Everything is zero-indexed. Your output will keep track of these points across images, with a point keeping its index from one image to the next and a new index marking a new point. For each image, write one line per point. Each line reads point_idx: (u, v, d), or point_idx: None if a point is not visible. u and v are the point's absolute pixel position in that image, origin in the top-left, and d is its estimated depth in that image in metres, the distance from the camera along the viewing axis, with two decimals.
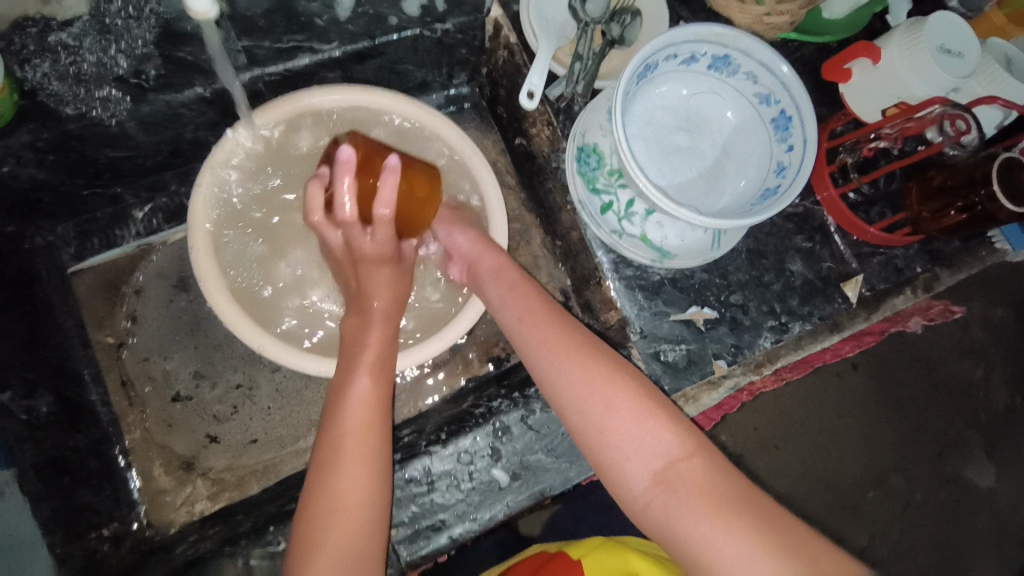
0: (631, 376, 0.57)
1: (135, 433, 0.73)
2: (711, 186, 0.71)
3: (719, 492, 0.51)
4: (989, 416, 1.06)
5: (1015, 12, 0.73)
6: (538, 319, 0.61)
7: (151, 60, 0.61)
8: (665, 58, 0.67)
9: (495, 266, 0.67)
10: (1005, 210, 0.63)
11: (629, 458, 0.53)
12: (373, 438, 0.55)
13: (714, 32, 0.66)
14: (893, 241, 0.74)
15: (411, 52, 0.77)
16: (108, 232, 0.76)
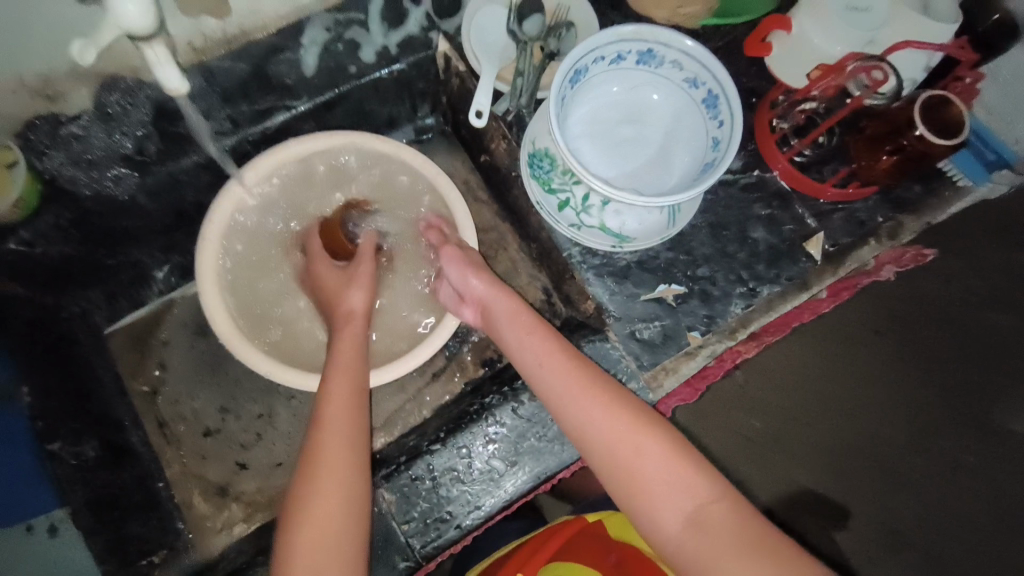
0: (653, 422, 0.60)
1: (174, 468, 0.81)
2: (660, 170, 0.76)
3: (755, 537, 0.53)
4: None
5: None
6: (560, 363, 0.64)
7: (150, 138, 0.72)
8: (592, 61, 0.72)
9: (509, 308, 0.70)
10: (938, 145, 0.67)
11: (661, 501, 0.56)
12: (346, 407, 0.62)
13: (634, 31, 0.71)
14: (850, 195, 0.79)
15: (374, 94, 0.86)
16: (133, 293, 0.86)
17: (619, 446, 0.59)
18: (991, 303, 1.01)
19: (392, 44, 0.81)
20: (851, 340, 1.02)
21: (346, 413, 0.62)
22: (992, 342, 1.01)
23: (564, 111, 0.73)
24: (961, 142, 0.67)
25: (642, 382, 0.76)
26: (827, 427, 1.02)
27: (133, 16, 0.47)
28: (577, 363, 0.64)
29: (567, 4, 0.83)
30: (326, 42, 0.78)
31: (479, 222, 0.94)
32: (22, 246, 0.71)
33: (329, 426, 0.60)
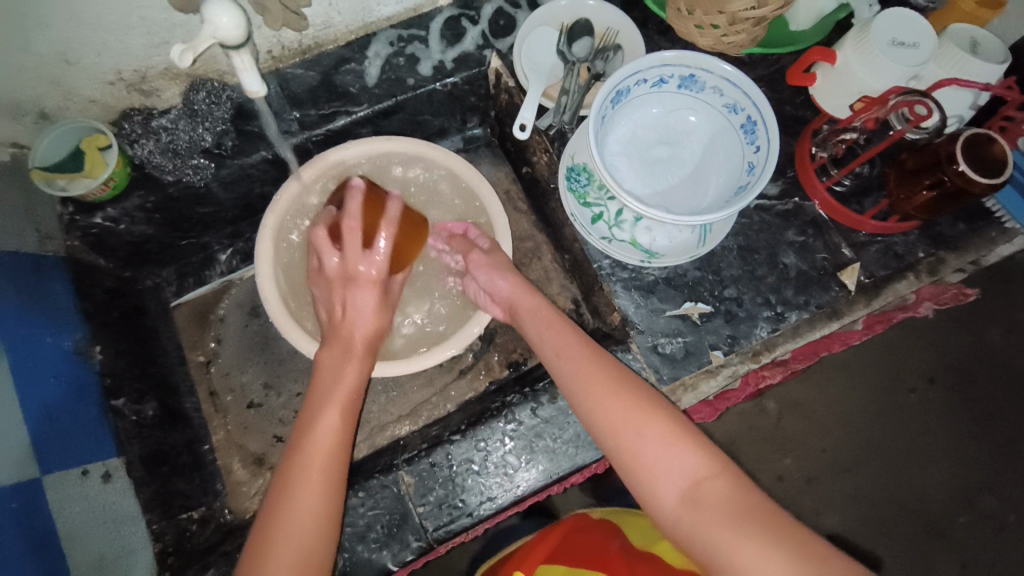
0: (655, 407, 0.62)
1: (219, 434, 0.88)
2: (694, 191, 0.79)
3: (746, 509, 0.56)
4: None
5: None
6: (572, 351, 0.68)
7: (228, 135, 0.81)
8: (635, 83, 0.76)
9: (531, 305, 0.74)
10: (977, 183, 0.66)
11: (659, 479, 0.58)
12: (321, 472, 0.61)
13: (677, 57, 0.74)
14: (890, 228, 0.78)
15: (428, 105, 0.91)
16: (199, 272, 0.95)
17: (620, 430, 0.61)
18: None
19: (449, 59, 0.87)
20: (913, 394, 1.09)
21: (328, 447, 0.63)
22: None
23: (605, 129, 0.77)
24: (1002, 182, 0.66)
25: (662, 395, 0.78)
26: (876, 477, 1.08)
27: (228, 26, 0.55)
28: (588, 353, 0.67)
29: (616, 27, 0.87)
30: (389, 56, 0.86)
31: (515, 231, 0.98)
32: (110, 222, 0.81)
33: (309, 452, 0.62)
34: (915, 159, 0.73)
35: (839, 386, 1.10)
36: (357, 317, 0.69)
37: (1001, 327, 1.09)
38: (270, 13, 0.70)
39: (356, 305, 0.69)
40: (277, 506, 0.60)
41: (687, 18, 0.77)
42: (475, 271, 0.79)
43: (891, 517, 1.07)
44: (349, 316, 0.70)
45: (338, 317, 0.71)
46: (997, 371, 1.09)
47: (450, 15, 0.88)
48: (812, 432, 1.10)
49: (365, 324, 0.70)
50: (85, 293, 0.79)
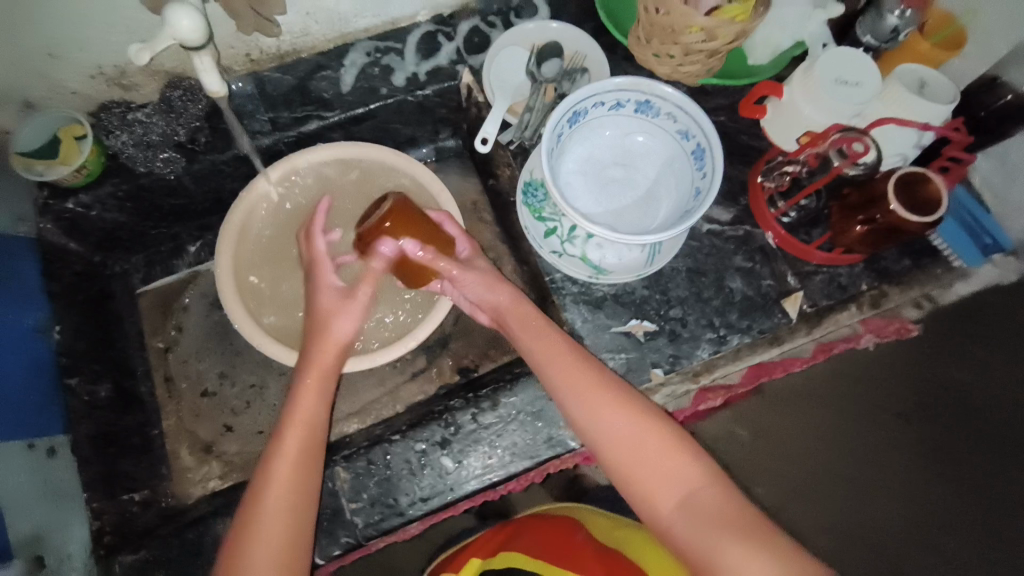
0: (653, 417, 0.65)
1: (170, 420, 0.90)
2: (646, 213, 0.81)
3: (738, 513, 0.59)
4: None
5: (939, 42, 0.79)
6: (568, 367, 0.68)
7: (202, 131, 0.85)
8: (592, 105, 0.78)
9: (516, 310, 0.73)
10: (910, 221, 0.68)
11: (657, 488, 0.62)
12: (289, 496, 0.62)
13: (632, 82, 0.77)
14: (834, 259, 0.81)
15: (398, 114, 0.95)
16: (167, 262, 0.97)
17: (619, 442, 0.64)
18: None
19: (421, 72, 0.91)
20: None
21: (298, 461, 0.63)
22: None
23: (560, 147, 0.79)
24: (934, 221, 0.68)
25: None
26: None
27: (186, 27, 0.58)
28: (584, 366, 0.68)
29: (583, 52, 0.90)
30: (364, 65, 0.90)
31: (477, 241, 1.01)
32: (81, 208, 0.83)
33: (280, 464, 0.62)
34: (855, 195, 0.75)
35: (810, 420, 1.00)
36: (335, 327, 0.71)
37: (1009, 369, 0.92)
38: (242, 19, 0.73)
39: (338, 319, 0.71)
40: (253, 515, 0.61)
41: (645, 47, 0.79)
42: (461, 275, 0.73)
43: None
44: (328, 322, 0.71)
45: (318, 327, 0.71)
46: None
47: (427, 29, 0.91)
48: None
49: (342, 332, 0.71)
50: (54, 275, 0.82)
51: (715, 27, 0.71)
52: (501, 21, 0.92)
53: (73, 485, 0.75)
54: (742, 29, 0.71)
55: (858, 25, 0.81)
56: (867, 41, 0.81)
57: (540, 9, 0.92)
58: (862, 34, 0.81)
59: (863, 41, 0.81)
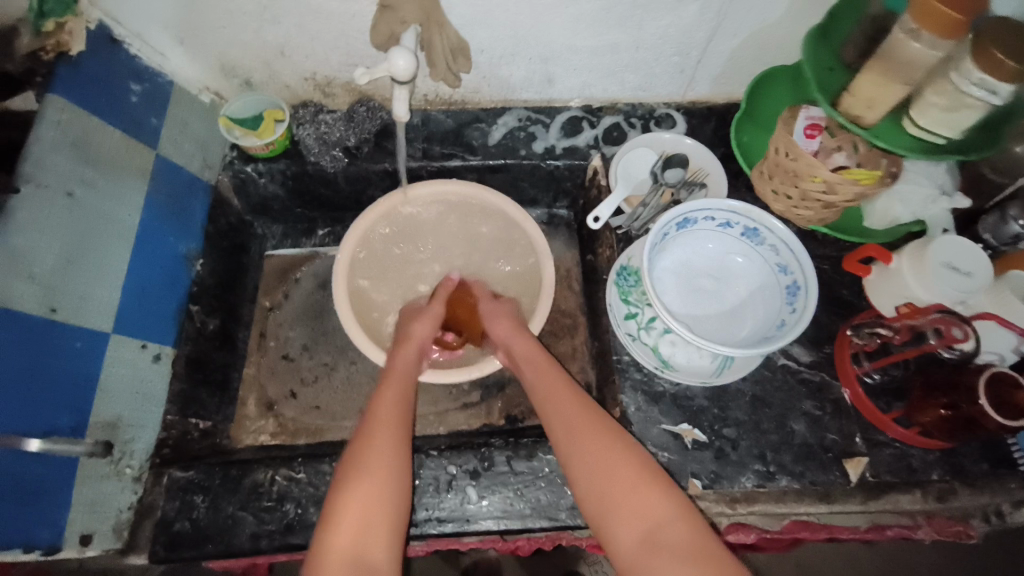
0: (629, 451, 0.68)
1: (251, 369, 1.01)
2: (727, 328, 0.85)
3: (704, 555, 0.58)
4: None
5: None
6: (561, 398, 0.75)
7: (368, 143, 1.00)
8: (703, 218, 0.85)
9: (529, 349, 0.82)
10: (991, 420, 0.69)
11: (621, 522, 0.63)
12: (394, 429, 0.71)
13: (746, 210, 0.83)
14: (911, 436, 0.80)
15: (529, 176, 1.07)
16: (298, 238, 1.13)
17: (591, 470, 0.67)
18: None
19: (560, 146, 1.03)
20: None
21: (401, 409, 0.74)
22: None
23: (664, 245, 0.86)
24: (1017, 427, 0.68)
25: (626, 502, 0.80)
26: None
27: (401, 66, 0.73)
28: (573, 398, 0.74)
29: (707, 169, 0.98)
30: (513, 127, 1.03)
31: (559, 305, 1.08)
32: (256, 173, 1.00)
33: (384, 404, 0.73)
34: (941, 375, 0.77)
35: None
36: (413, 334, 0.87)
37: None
38: (436, 68, 0.85)
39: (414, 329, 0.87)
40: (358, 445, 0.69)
41: (767, 182, 0.89)
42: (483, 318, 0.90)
43: None
44: (409, 328, 0.88)
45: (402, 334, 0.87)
46: None
47: (574, 113, 1.04)
48: None
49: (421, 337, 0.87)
50: (214, 219, 0.98)
51: (837, 184, 0.77)
52: (640, 124, 1.03)
53: (159, 395, 0.84)
54: (863, 191, 0.76)
55: (981, 222, 0.83)
56: (985, 239, 0.83)
57: (678, 122, 1.03)
58: (982, 232, 0.83)
59: (981, 237, 0.83)
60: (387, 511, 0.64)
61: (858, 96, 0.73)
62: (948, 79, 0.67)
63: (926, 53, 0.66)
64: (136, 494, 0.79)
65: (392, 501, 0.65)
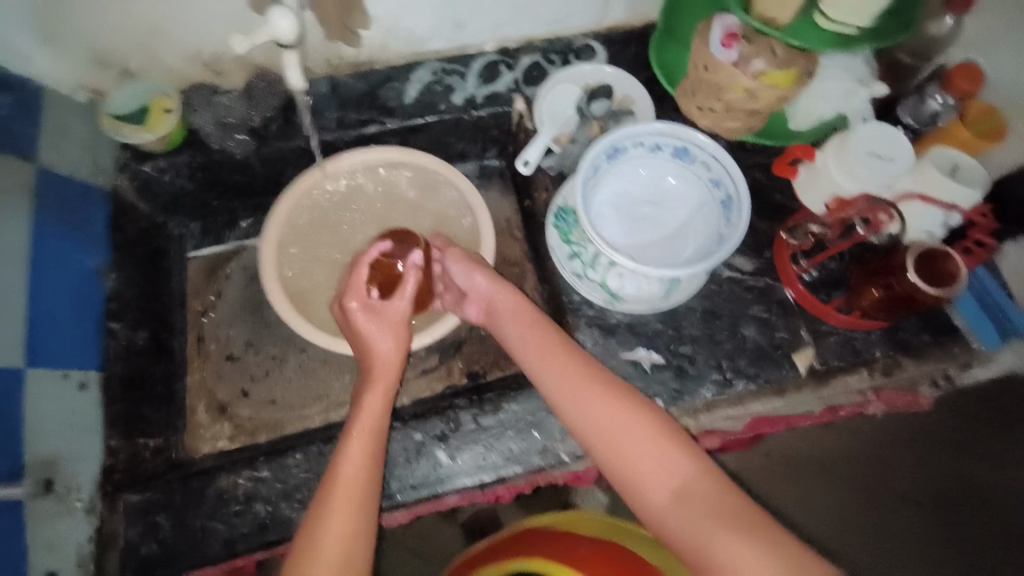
0: (644, 409, 0.65)
1: (195, 375, 0.96)
2: (670, 252, 0.85)
3: (733, 509, 0.58)
4: None
5: (981, 130, 0.81)
6: (564, 368, 0.69)
7: (275, 120, 0.94)
8: (632, 144, 0.84)
9: (515, 307, 0.77)
10: (922, 292, 0.73)
11: (649, 482, 0.61)
12: (354, 496, 0.63)
13: (673, 130, 0.83)
14: (856, 323, 0.83)
15: (454, 129, 1.02)
16: (220, 232, 1.05)
17: (609, 433, 0.64)
18: None
19: (479, 96, 0.98)
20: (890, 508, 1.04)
21: (368, 457, 0.65)
22: None
23: (597, 178, 0.85)
24: (948, 296, 0.73)
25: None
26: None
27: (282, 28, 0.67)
28: (576, 363, 0.69)
29: (632, 95, 0.98)
30: (429, 82, 0.97)
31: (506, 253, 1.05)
32: (156, 171, 0.92)
33: (347, 458, 0.65)
34: (875, 261, 0.80)
35: (816, 488, 1.06)
36: (379, 352, 0.73)
37: (998, 464, 1.00)
38: (331, 27, 0.86)
39: (377, 343, 0.73)
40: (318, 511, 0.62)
41: (690, 100, 0.88)
42: (451, 264, 0.83)
43: None
44: (366, 344, 0.74)
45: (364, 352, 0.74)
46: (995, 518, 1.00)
47: (490, 58, 0.99)
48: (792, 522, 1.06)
49: (385, 350, 0.73)
50: (120, 226, 0.90)
51: (759, 90, 0.79)
52: (558, 59, 0.99)
53: (94, 422, 0.79)
54: (783, 94, 0.78)
55: (902, 105, 0.87)
56: (907, 122, 0.87)
57: (597, 53, 0.99)
58: (903, 115, 0.87)
59: (902, 121, 0.87)
60: None
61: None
62: None
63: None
64: (93, 526, 0.74)
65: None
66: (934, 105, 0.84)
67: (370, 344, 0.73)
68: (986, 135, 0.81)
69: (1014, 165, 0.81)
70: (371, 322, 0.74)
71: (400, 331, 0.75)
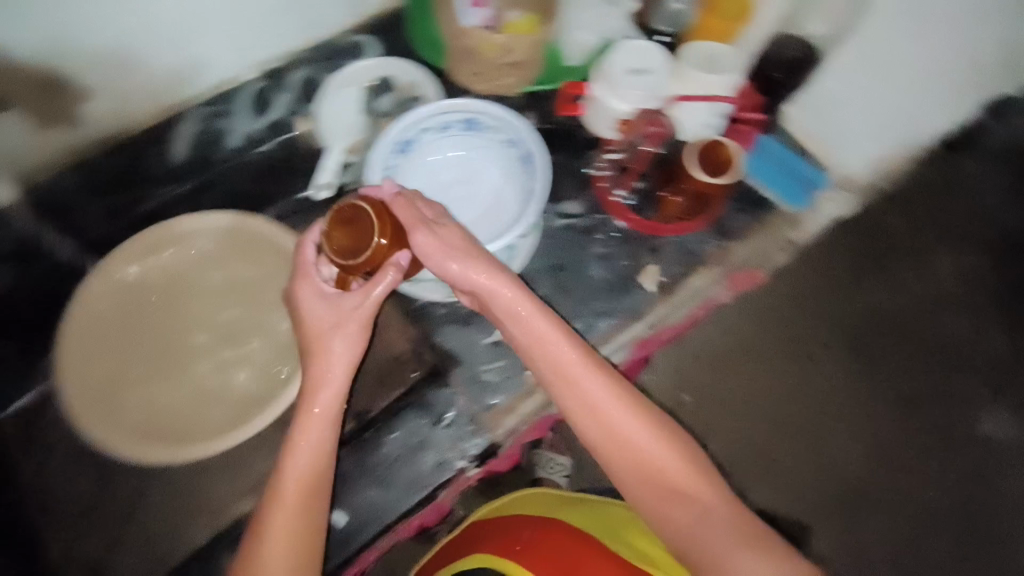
0: (669, 436, 0.64)
1: (55, 545, 0.83)
2: (493, 222, 0.86)
3: (750, 533, 0.59)
4: (990, 363, 1.12)
5: (725, 15, 0.84)
6: (591, 389, 0.65)
7: (33, 239, 0.86)
8: (420, 131, 0.84)
9: (507, 304, 0.67)
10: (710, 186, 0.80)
11: (675, 508, 0.61)
12: (298, 536, 0.62)
13: (454, 104, 0.82)
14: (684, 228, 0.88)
15: (244, 174, 0.96)
16: (26, 378, 0.89)
17: (640, 460, 0.63)
18: (940, 304, 1.14)
19: (257, 128, 0.95)
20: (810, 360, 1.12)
21: (307, 503, 0.63)
22: (956, 349, 1.13)
23: (399, 176, 0.85)
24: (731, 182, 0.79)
25: (479, 424, 0.84)
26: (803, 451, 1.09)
27: None
28: (602, 379, 0.65)
29: (413, 79, 0.94)
30: (198, 133, 0.92)
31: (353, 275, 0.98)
32: None
33: (291, 496, 0.62)
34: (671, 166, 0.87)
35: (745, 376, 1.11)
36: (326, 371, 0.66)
37: (862, 320, 1.13)
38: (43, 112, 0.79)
39: (331, 361, 0.66)
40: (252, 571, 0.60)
41: (460, 69, 0.89)
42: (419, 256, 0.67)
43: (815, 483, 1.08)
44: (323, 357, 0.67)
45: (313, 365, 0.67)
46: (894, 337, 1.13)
47: (254, 89, 0.93)
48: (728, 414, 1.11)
49: (339, 364, 0.67)
50: None
51: (510, 42, 0.82)
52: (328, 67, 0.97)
53: None
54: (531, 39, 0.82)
55: (650, 15, 0.90)
56: (660, 30, 0.90)
57: (367, 51, 0.98)
58: (654, 24, 0.90)
59: (656, 29, 0.90)
60: None
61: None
62: None
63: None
64: None
65: None
66: (675, 8, 0.89)
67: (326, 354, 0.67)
68: (731, 19, 0.84)
69: (772, 33, 0.85)
70: (320, 306, 0.67)
71: (359, 334, 0.67)
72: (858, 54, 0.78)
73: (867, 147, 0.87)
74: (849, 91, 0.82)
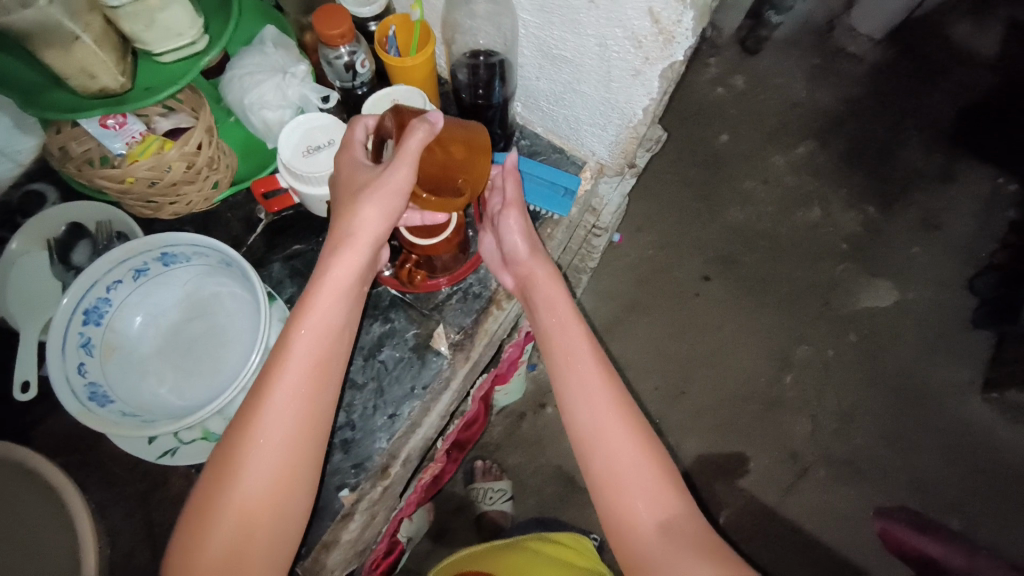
0: (652, 443, 0.68)
1: None
2: (239, 350, 0.75)
3: (709, 543, 0.61)
4: (847, 245, 1.67)
5: (404, 65, 0.75)
6: (595, 377, 0.70)
7: None
8: (107, 289, 0.71)
9: (551, 292, 0.76)
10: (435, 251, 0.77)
11: (638, 507, 0.64)
12: (293, 457, 0.60)
13: (129, 249, 0.70)
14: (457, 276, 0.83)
15: None
16: None
17: (618, 454, 0.66)
18: (762, 234, 1.68)
19: None
20: None
21: (305, 420, 0.61)
22: (802, 240, 1.68)
23: (108, 350, 0.72)
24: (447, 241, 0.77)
25: (302, 572, 0.72)
26: (709, 379, 1.53)
27: None
28: (601, 372, 0.71)
29: (103, 219, 0.82)
30: None
31: (119, 449, 0.81)
32: None
33: (281, 416, 0.60)
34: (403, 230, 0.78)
35: None
36: (345, 265, 0.65)
37: (746, 287, 1.62)
38: None
39: (337, 262, 0.64)
40: (233, 472, 0.58)
41: (140, 208, 0.77)
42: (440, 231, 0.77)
43: (732, 413, 1.50)
44: (333, 251, 0.65)
45: (330, 248, 0.65)
46: (754, 250, 1.66)
47: None
48: (713, 387, 1.52)
49: (352, 264, 0.65)
50: None
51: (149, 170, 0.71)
52: (8, 229, 0.85)
53: None
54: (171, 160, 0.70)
55: (326, 69, 0.78)
56: (340, 85, 0.80)
57: (46, 195, 0.86)
58: (334, 79, 0.79)
59: (337, 85, 0.80)
60: (268, 549, 0.59)
61: (69, 72, 0.60)
62: (83, 24, 0.58)
63: (53, 13, 0.56)
64: None
65: (282, 542, 0.60)
66: (345, 61, 0.76)
67: (335, 245, 0.65)
68: (413, 67, 0.75)
69: (467, 51, 0.78)
70: (357, 166, 0.66)
71: (376, 227, 0.65)
72: (538, 52, 0.74)
73: (602, 135, 0.83)
74: (555, 88, 0.80)
